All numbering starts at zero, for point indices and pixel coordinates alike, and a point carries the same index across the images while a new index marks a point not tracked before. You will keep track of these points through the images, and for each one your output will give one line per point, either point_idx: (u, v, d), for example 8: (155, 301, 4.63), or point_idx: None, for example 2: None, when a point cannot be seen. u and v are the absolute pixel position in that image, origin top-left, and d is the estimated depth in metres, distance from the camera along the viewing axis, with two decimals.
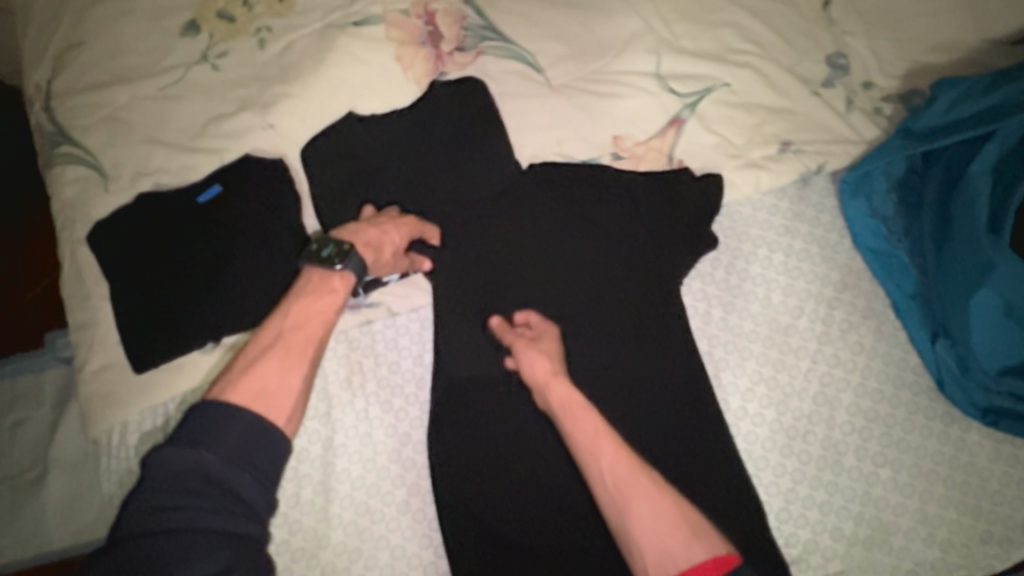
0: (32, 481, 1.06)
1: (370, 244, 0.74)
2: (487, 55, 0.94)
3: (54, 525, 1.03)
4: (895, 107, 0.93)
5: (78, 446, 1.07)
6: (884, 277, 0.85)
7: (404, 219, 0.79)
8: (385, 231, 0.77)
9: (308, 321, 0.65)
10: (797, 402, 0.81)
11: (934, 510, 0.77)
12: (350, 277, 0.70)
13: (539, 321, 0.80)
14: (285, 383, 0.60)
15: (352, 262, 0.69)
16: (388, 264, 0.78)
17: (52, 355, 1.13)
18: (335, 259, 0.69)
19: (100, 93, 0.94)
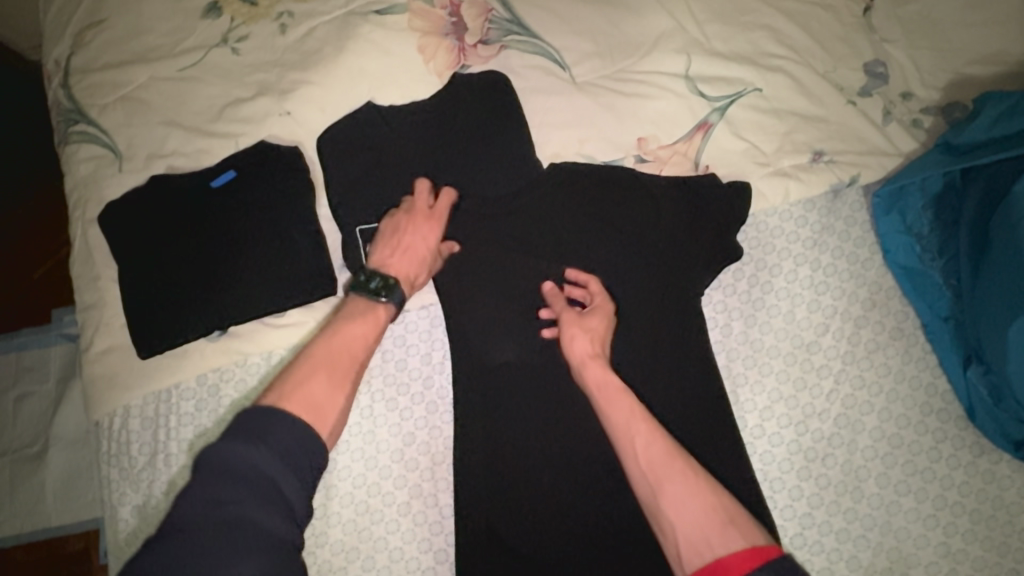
0: (33, 456, 1.08)
1: (409, 271, 0.76)
2: (511, 49, 0.91)
3: (54, 501, 1.07)
4: (934, 120, 0.89)
5: (79, 425, 1.10)
6: (915, 298, 0.81)
7: (428, 224, 0.79)
8: (417, 248, 0.78)
9: (346, 345, 0.67)
10: (818, 424, 0.78)
11: (958, 545, 0.73)
12: (392, 307, 0.73)
13: (595, 291, 0.78)
14: (330, 400, 0.62)
15: (396, 296, 0.73)
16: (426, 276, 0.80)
17: (58, 331, 1.15)
18: (381, 292, 0.73)
19: (119, 73, 0.92)
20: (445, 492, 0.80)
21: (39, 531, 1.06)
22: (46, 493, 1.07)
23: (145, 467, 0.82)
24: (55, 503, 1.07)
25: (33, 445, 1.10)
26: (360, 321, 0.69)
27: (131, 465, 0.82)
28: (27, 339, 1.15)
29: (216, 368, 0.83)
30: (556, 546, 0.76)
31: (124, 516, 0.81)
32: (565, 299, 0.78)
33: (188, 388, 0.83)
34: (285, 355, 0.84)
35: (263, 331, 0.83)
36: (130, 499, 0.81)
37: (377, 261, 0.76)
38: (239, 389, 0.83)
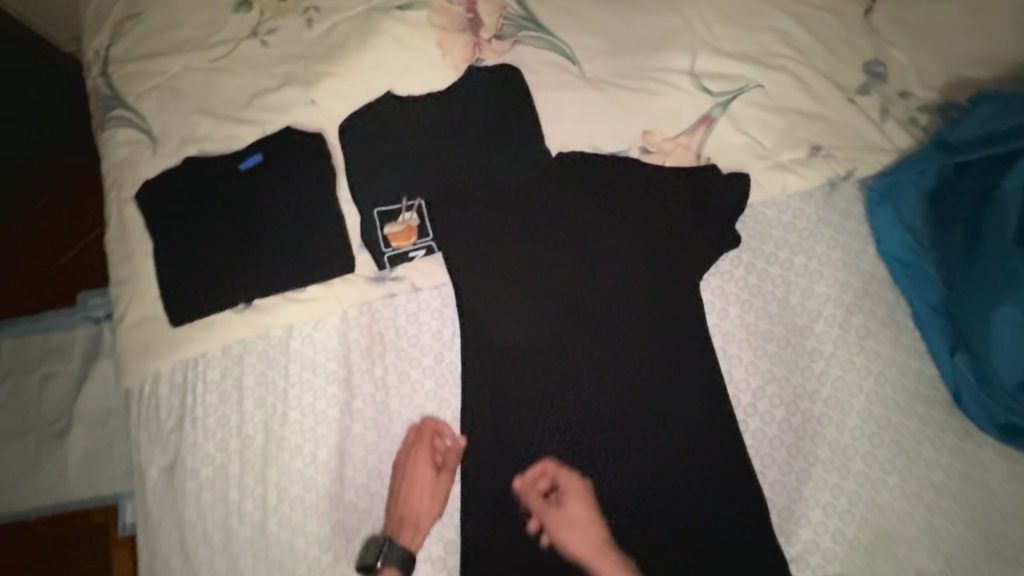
0: (57, 434, 1.13)
1: (408, 520, 0.80)
2: (524, 45, 0.96)
3: (76, 477, 1.12)
4: (931, 117, 0.91)
5: (101, 405, 1.15)
6: (907, 287, 0.84)
7: (415, 464, 0.82)
8: (411, 504, 0.81)
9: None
10: (809, 404, 0.82)
11: (941, 523, 0.76)
12: (396, 568, 0.78)
13: (567, 479, 0.81)
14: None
15: (393, 556, 0.78)
16: (434, 502, 0.82)
17: (83, 313, 1.20)
18: (376, 560, 0.78)
19: (155, 62, 0.99)
20: (452, 460, 0.85)
21: (63, 506, 1.11)
22: (68, 470, 1.12)
23: (173, 429, 0.87)
24: (76, 480, 1.12)
25: (58, 422, 1.15)
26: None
27: (160, 428, 0.88)
28: (52, 322, 1.20)
29: (240, 339, 0.89)
30: (556, 515, 0.80)
31: (151, 476, 0.86)
32: (544, 500, 0.80)
33: (214, 356, 0.89)
34: (304, 328, 0.90)
35: (285, 305, 0.89)
36: (157, 460, 0.87)
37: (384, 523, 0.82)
38: (261, 359, 0.89)
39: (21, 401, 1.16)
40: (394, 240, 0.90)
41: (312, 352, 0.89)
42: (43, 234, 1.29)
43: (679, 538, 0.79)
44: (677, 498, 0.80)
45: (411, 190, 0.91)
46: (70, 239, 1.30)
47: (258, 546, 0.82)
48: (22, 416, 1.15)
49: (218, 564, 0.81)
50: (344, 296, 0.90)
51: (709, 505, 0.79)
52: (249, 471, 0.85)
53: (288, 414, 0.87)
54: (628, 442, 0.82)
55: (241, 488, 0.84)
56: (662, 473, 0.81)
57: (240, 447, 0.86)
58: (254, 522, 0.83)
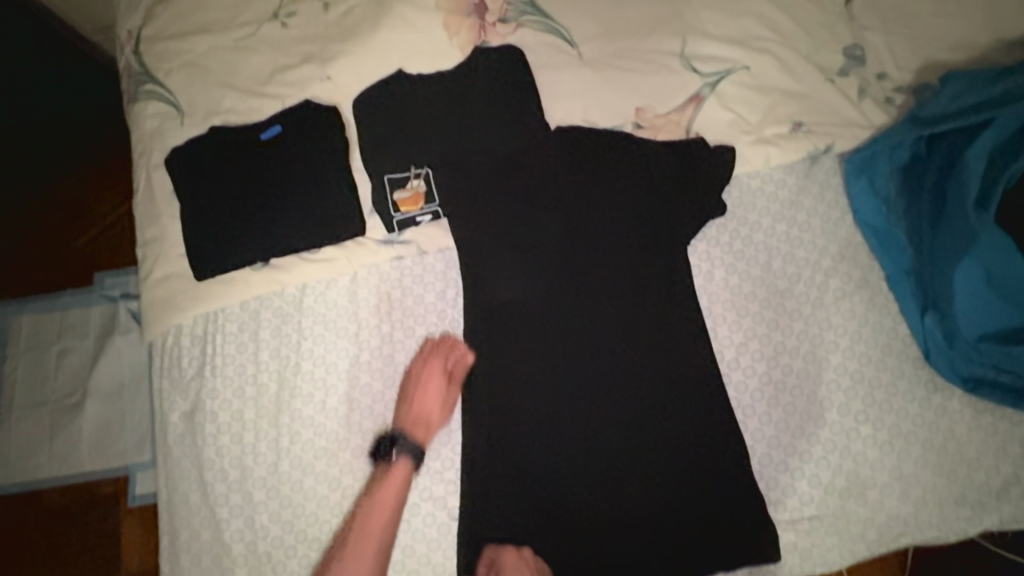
0: (71, 406, 1.21)
1: (419, 419, 0.86)
2: (526, 28, 1.03)
3: (87, 449, 1.20)
4: (905, 98, 0.98)
5: (114, 379, 1.23)
6: (880, 252, 0.90)
7: (426, 372, 0.88)
8: (424, 405, 0.87)
9: (381, 493, 0.81)
10: (788, 359, 0.88)
11: (911, 469, 0.83)
12: (407, 460, 0.83)
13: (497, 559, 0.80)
14: (362, 566, 0.76)
15: (404, 450, 0.83)
16: (445, 407, 0.87)
17: (100, 293, 1.28)
18: (389, 452, 0.83)
19: (183, 41, 1.06)
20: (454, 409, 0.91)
21: (75, 476, 1.19)
22: (81, 440, 1.20)
23: (194, 377, 0.94)
24: (87, 451, 1.20)
25: (72, 395, 1.23)
26: (389, 471, 0.82)
27: (182, 378, 0.94)
28: (71, 299, 1.28)
29: (258, 296, 0.96)
30: (551, 460, 0.85)
31: (173, 419, 0.93)
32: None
33: (234, 311, 0.95)
34: (317, 287, 0.96)
35: (300, 265, 0.96)
36: (178, 405, 0.93)
37: (396, 417, 0.87)
38: (277, 314, 0.95)
39: (39, 374, 1.24)
40: (403, 206, 0.96)
41: (325, 309, 0.95)
42: (66, 212, 1.36)
43: (666, 481, 0.84)
44: (665, 444, 0.85)
45: (419, 159, 0.97)
46: (92, 216, 1.36)
47: (271, 484, 0.89)
48: (39, 389, 1.23)
49: (234, 499, 0.88)
50: (355, 257, 0.96)
51: (695, 452, 0.84)
52: (264, 416, 0.91)
53: (301, 364, 0.93)
54: (619, 393, 0.87)
55: (256, 432, 0.91)
56: (650, 421, 0.86)
57: (257, 394, 0.92)
58: (268, 462, 0.89)
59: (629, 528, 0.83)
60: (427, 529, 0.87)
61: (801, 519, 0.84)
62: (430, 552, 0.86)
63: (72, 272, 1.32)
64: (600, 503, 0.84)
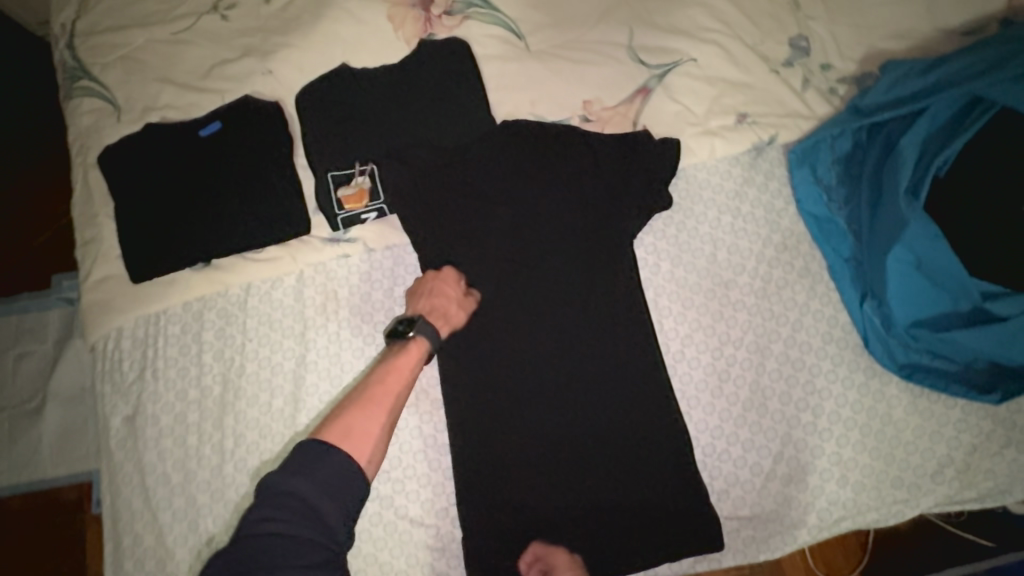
0: (29, 414, 1.17)
1: (437, 312, 0.84)
2: (472, 19, 1.01)
3: (48, 456, 1.15)
4: (848, 88, 0.99)
5: (75, 384, 1.18)
6: (822, 242, 0.91)
7: (442, 279, 0.87)
8: (442, 299, 0.85)
9: (387, 379, 0.75)
10: (732, 350, 0.88)
11: (849, 454, 0.85)
12: (424, 342, 0.80)
13: (545, 554, 0.82)
14: (367, 427, 0.70)
15: (424, 329, 0.80)
16: (461, 309, 0.86)
17: (56, 295, 1.22)
18: (408, 329, 0.80)
19: (119, 35, 1.03)
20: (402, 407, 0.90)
21: (35, 484, 1.14)
22: (42, 447, 1.15)
23: (135, 381, 0.92)
24: (49, 457, 1.15)
25: (32, 401, 1.18)
26: (400, 358, 0.77)
27: (124, 381, 0.92)
28: (28, 302, 1.22)
29: (200, 297, 0.94)
30: (498, 457, 0.85)
31: (114, 424, 0.91)
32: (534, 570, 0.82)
33: (175, 313, 0.93)
34: (261, 287, 0.94)
35: (243, 265, 0.94)
36: (120, 410, 0.91)
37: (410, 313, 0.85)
38: (221, 316, 0.93)
39: None
40: (347, 203, 0.94)
41: (270, 309, 0.94)
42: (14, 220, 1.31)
43: (611, 473, 0.84)
44: (610, 436, 0.85)
45: (364, 155, 0.95)
46: (42, 219, 1.31)
47: (215, 486, 0.88)
48: None
49: (177, 503, 0.87)
50: (300, 255, 0.94)
51: (639, 446, 0.85)
52: (208, 418, 0.90)
53: (245, 365, 0.91)
54: (565, 387, 0.86)
55: (200, 434, 0.89)
56: (597, 412, 0.86)
57: (200, 396, 0.91)
58: (212, 465, 0.88)
59: (576, 521, 0.84)
60: (374, 527, 0.87)
61: (742, 506, 0.85)
62: (376, 551, 0.86)
63: (17, 278, 1.28)
64: (549, 495, 0.84)
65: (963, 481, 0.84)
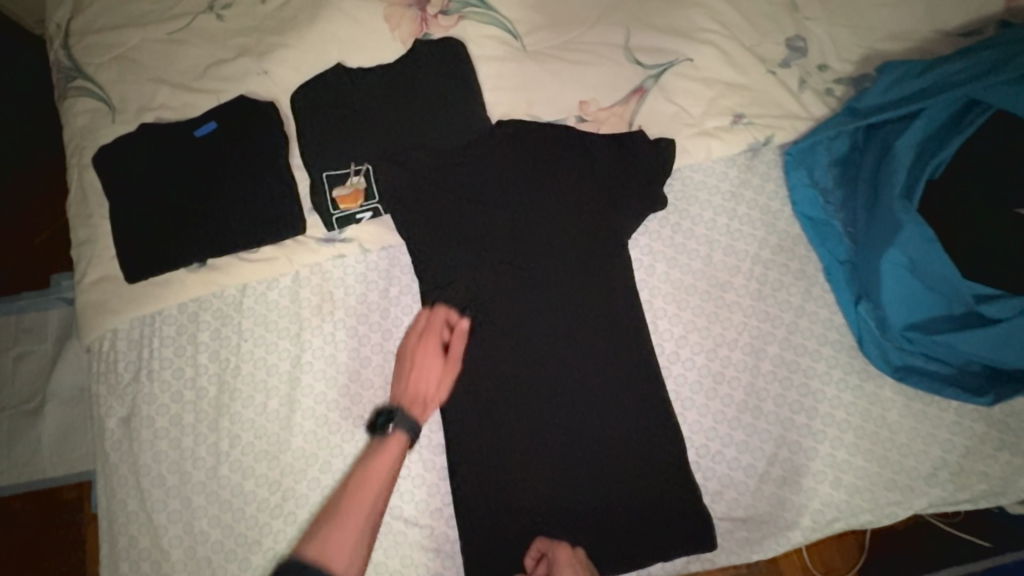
0: (27, 415, 1.17)
1: (417, 397, 0.82)
2: (469, 19, 1.01)
3: (47, 456, 1.16)
4: (845, 89, 0.99)
5: (75, 384, 1.18)
6: (818, 244, 0.91)
7: (427, 347, 0.85)
8: (423, 375, 0.84)
9: (368, 481, 0.74)
10: (727, 351, 0.89)
11: (843, 456, 0.85)
12: (404, 434, 0.77)
13: (549, 549, 0.80)
14: (350, 529, 0.70)
15: (403, 423, 0.77)
16: (443, 381, 0.84)
17: (57, 295, 1.23)
18: (387, 425, 0.77)
19: (115, 35, 1.02)
20: None
21: (34, 483, 1.16)
22: (41, 447, 1.16)
23: (130, 382, 0.92)
24: (49, 458, 1.16)
25: (31, 401, 1.18)
26: (380, 459, 0.75)
27: (120, 382, 0.92)
28: (26, 303, 1.23)
29: (196, 298, 0.94)
30: (492, 458, 0.85)
31: (110, 425, 0.91)
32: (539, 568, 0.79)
33: (171, 314, 0.93)
34: (257, 288, 0.94)
35: (239, 265, 0.94)
36: (115, 411, 0.91)
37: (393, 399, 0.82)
38: (216, 317, 0.93)
39: None
40: (342, 203, 0.94)
41: (265, 310, 0.94)
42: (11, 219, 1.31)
43: (606, 475, 0.84)
44: (604, 438, 0.85)
45: (359, 156, 0.94)
46: (38, 218, 1.31)
47: (211, 487, 0.88)
48: None
49: (173, 505, 0.88)
50: (296, 256, 0.94)
51: (633, 447, 0.85)
52: (203, 420, 0.90)
53: (241, 366, 0.92)
54: (560, 389, 0.87)
55: (196, 436, 0.89)
56: (592, 414, 0.86)
57: (195, 398, 0.91)
58: (207, 467, 0.88)
59: (571, 523, 0.84)
60: None
61: (736, 508, 0.85)
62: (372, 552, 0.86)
63: (14, 277, 1.27)
64: (543, 497, 0.84)
65: (958, 483, 0.84)
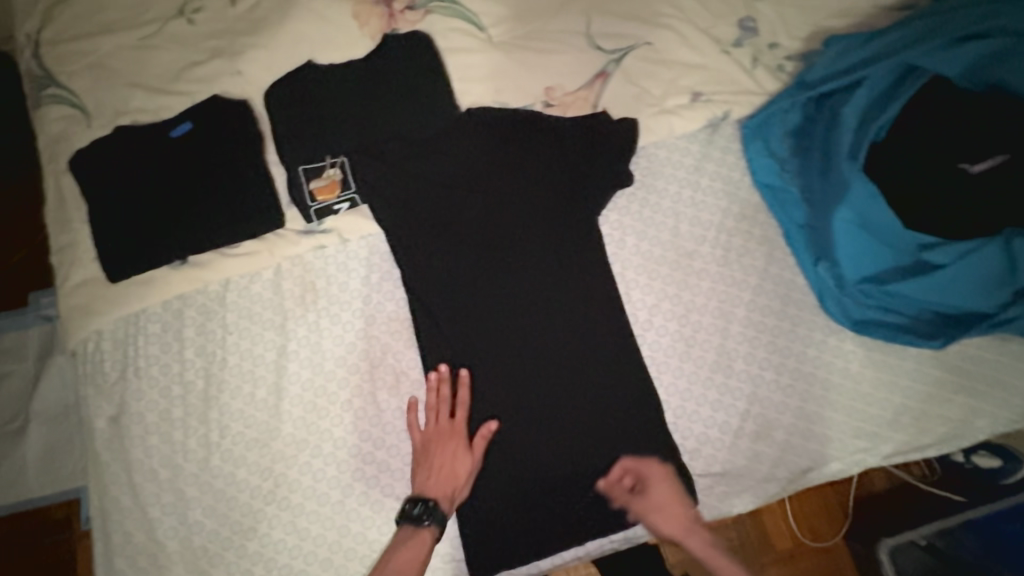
0: (13, 432, 1.15)
1: (447, 491, 0.83)
2: (435, 14, 1.04)
3: (33, 476, 1.14)
4: (796, 64, 1.04)
5: (59, 401, 1.16)
6: (777, 210, 0.96)
7: (454, 438, 0.86)
8: (452, 468, 0.84)
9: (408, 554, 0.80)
10: (698, 316, 0.93)
11: (811, 408, 0.90)
12: (435, 528, 0.81)
13: (640, 468, 0.87)
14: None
15: (436, 515, 0.81)
16: (468, 479, 0.85)
17: (36, 312, 1.20)
18: (422, 516, 0.81)
19: (86, 42, 1.04)
20: (382, 390, 0.92)
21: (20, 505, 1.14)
22: (27, 469, 1.14)
23: (118, 381, 0.93)
24: (35, 477, 1.14)
25: (14, 421, 1.16)
26: (416, 537, 0.81)
27: (108, 382, 0.93)
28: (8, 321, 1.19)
29: (179, 294, 0.95)
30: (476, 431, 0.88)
31: (98, 425, 0.92)
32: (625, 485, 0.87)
33: (155, 312, 0.95)
34: (240, 282, 0.96)
35: (220, 260, 0.95)
36: (104, 411, 0.92)
37: (418, 486, 0.84)
38: (200, 312, 0.95)
39: None
40: (319, 195, 0.96)
41: (249, 303, 0.95)
42: None
43: (588, 441, 0.88)
44: (585, 405, 0.88)
45: (334, 148, 0.97)
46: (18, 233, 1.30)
47: (204, 479, 0.89)
48: None
49: (166, 498, 0.89)
50: (277, 249, 0.96)
51: (613, 414, 0.88)
52: (192, 414, 0.91)
53: (227, 358, 0.93)
54: (539, 362, 0.90)
55: (185, 429, 0.91)
56: (571, 383, 0.89)
57: (184, 392, 0.92)
58: (198, 459, 0.90)
59: (557, 488, 0.87)
60: (361, 508, 0.89)
61: (715, 464, 0.89)
62: (365, 530, 0.88)
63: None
64: (530, 466, 0.87)
65: (919, 428, 0.89)
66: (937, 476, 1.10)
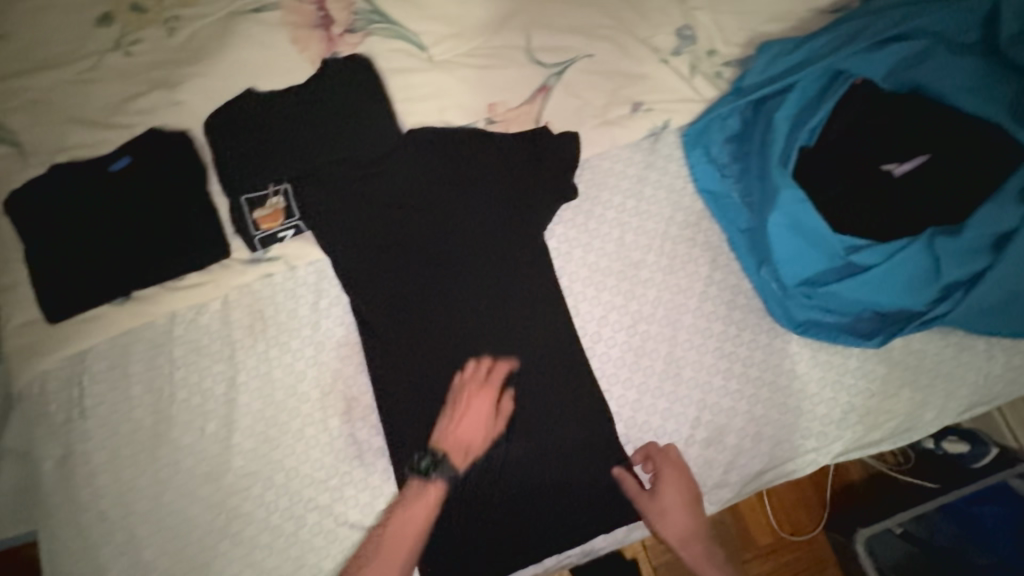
0: None
1: (462, 448, 0.86)
2: (375, 36, 1.03)
3: None
4: (733, 70, 1.06)
5: None
6: (720, 216, 0.97)
7: (482, 394, 0.87)
8: (473, 424, 0.86)
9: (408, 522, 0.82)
10: (646, 326, 0.93)
11: (760, 411, 0.90)
12: (443, 484, 0.84)
13: (664, 459, 0.87)
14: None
15: (443, 470, 0.84)
16: (488, 437, 0.87)
17: None
18: (429, 470, 0.84)
19: (19, 78, 1.01)
20: (334, 416, 0.92)
21: None
22: None
23: (63, 423, 0.91)
24: None
25: None
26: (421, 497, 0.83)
27: (53, 424, 0.91)
28: None
29: (125, 331, 0.94)
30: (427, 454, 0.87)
31: (46, 468, 0.90)
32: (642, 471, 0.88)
33: (100, 351, 0.94)
34: (186, 315, 0.95)
35: (164, 294, 0.94)
36: (51, 454, 0.91)
37: (439, 433, 0.87)
38: (147, 348, 0.94)
39: None
40: (263, 223, 0.95)
41: (196, 336, 0.94)
42: None
43: (541, 457, 0.88)
44: (535, 421, 0.89)
45: (275, 176, 0.96)
46: None
47: (156, 516, 0.88)
48: None
49: (117, 538, 0.87)
50: (223, 280, 0.95)
51: (565, 428, 0.88)
52: (141, 452, 0.90)
53: (175, 394, 0.92)
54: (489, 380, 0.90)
55: (134, 468, 0.90)
56: (522, 399, 0.89)
57: (132, 430, 0.91)
58: (150, 496, 0.89)
59: (511, 506, 0.87)
60: (315, 537, 0.88)
61: None
62: (321, 560, 0.88)
63: None
64: (484, 486, 0.87)
65: (866, 424, 0.91)
66: (910, 464, 1.12)
